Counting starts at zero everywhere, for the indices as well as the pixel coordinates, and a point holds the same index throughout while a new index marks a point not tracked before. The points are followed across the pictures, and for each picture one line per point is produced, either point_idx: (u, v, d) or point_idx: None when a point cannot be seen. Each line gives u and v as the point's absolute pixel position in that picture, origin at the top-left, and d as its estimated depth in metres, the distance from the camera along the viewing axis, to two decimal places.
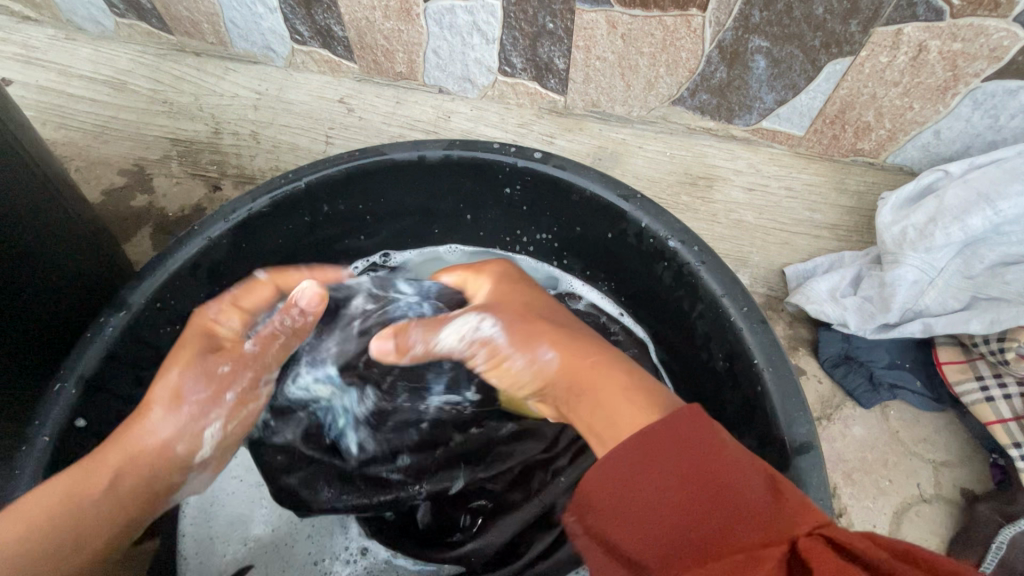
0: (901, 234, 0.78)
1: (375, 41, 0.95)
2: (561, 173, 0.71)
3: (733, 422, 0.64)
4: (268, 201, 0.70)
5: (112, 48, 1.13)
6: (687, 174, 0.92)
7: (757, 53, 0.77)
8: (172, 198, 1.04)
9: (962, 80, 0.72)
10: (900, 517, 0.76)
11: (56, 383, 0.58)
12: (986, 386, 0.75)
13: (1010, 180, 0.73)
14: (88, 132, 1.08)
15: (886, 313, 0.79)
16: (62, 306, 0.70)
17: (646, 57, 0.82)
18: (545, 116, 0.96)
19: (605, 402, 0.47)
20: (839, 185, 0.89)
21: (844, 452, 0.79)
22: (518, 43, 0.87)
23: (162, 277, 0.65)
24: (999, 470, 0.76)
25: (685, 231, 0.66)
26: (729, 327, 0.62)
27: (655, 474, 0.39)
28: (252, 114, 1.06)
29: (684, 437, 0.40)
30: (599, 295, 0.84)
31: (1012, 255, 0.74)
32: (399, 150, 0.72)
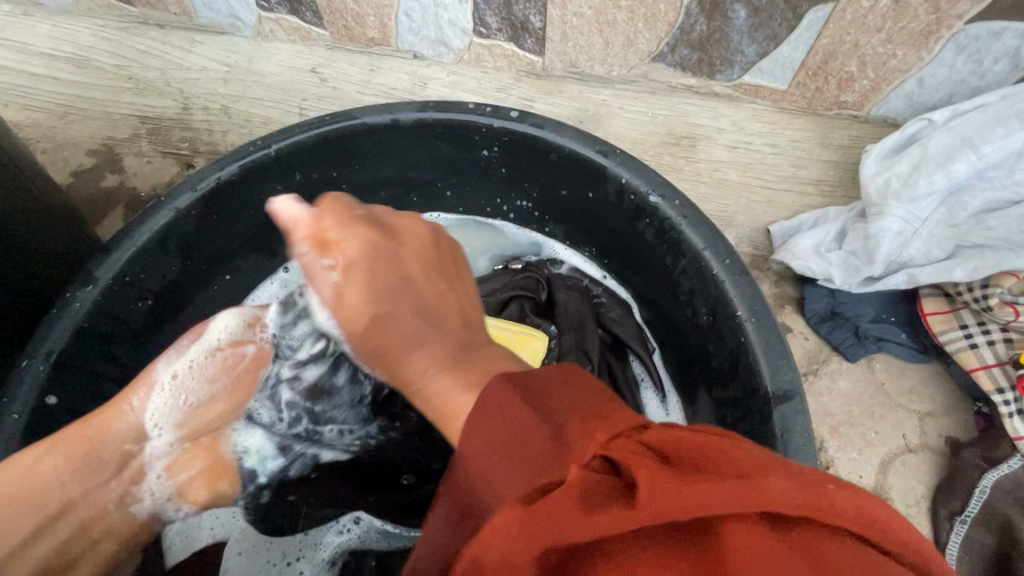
0: (885, 184, 0.77)
1: (344, 4, 0.91)
2: (539, 131, 0.69)
3: (717, 375, 0.64)
4: (237, 169, 0.68)
5: (72, 23, 1.08)
6: (670, 134, 0.90)
7: (737, 2, 0.74)
8: (143, 177, 1.02)
9: (944, 23, 0.71)
10: (886, 468, 0.76)
11: (25, 360, 0.56)
12: (971, 335, 0.75)
13: (994, 124, 0.72)
14: (53, 113, 1.05)
15: (871, 266, 0.78)
16: (32, 287, 0.68)
17: (624, 11, 0.80)
18: (523, 79, 0.94)
19: (444, 406, 0.42)
20: (823, 139, 0.88)
21: (831, 406, 0.79)
22: (492, 1, 0.84)
23: (130, 250, 0.63)
24: (983, 418, 0.77)
25: (665, 185, 0.65)
26: (711, 281, 0.61)
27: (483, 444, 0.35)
28: (222, 87, 1.03)
29: (484, 428, 0.36)
30: (581, 259, 0.82)
31: (997, 200, 0.74)
32: (371, 113, 0.70)
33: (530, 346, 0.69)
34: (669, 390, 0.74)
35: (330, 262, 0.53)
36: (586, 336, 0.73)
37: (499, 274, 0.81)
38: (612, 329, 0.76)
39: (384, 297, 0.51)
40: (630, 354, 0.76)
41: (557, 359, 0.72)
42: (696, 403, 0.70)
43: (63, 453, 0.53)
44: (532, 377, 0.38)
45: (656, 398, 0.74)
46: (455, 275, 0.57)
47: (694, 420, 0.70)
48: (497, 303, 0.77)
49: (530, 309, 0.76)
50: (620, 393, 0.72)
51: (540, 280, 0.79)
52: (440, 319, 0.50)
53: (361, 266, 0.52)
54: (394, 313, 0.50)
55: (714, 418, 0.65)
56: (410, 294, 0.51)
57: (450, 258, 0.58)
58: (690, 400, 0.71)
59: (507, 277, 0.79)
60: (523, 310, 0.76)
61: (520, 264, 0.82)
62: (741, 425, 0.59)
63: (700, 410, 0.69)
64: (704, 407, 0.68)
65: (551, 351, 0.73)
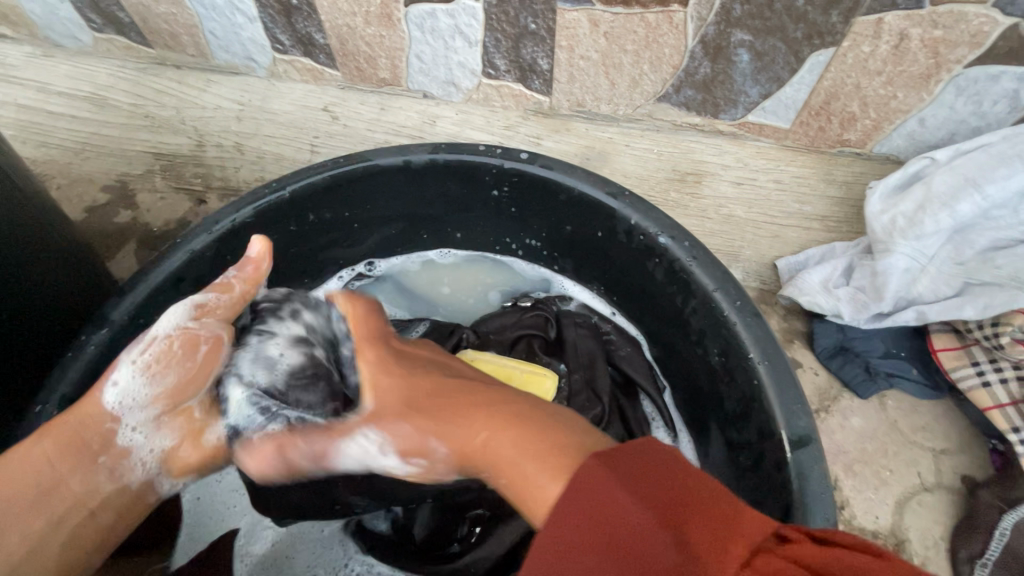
0: (891, 222, 0.78)
1: (356, 47, 0.93)
2: (549, 173, 0.70)
3: (731, 417, 0.63)
4: (252, 211, 0.69)
5: (89, 63, 1.08)
6: (676, 170, 0.93)
7: (740, 47, 0.77)
8: (157, 213, 1.06)
9: (944, 66, 0.72)
10: (902, 508, 0.75)
11: (38, 405, 0.56)
12: (982, 371, 0.75)
13: (997, 164, 0.72)
14: (68, 150, 1.10)
15: (880, 302, 0.79)
16: (50, 330, 0.69)
17: (630, 54, 0.82)
18: (531, 117, 0.96)
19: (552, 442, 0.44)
20: (827, 176, 0.89)
21: (844, 444, 0.79)
22: (501, 45, 0.86)
23: (144, 292, 0.63)
24: (999, 456, 0.76)
25: (674, 226, 0.66)
26: (723, 322, 0.61)
27: (585, 523, 0.37)
28: (236, 125, 1.05)
29: (613, 475, 0.38)
30: (590, 295, 0.83)
31: (1002, 239, 0.74)
32: (383, 156, 0.71)
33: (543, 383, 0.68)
34: (680, 429, 0.74)
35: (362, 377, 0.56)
36: (596, 376, 0.73)
37: (508, 311, 0.81)
38: (621, 368, 0.76)
39: (431, 408, 0.51)
40: (640, 393, 0.75)
41: (566, 400, 0.71)
42: (709, 443, 0.69)
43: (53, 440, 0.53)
44: (622, 451, 0.40)
45: (668, 438, 0.73)
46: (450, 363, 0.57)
47: (707, 461, 0.69)
48: (507, 341, 0.77)
49: (539, 348, 0.76)
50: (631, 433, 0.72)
51: (549, 318, 0.79)
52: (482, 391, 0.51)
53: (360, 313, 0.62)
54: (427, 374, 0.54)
55: (728, 459, 0.64)
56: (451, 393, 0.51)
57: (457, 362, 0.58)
58: (703, 440, 0.70)
59: (516, 315, 0.79)
60: (531, 348, 0.76)
61: (530, 300, 0.83)
62: (755, 470, 0.59)
63: (713, 450, 0.68)
64: (718, 448, 0.67)
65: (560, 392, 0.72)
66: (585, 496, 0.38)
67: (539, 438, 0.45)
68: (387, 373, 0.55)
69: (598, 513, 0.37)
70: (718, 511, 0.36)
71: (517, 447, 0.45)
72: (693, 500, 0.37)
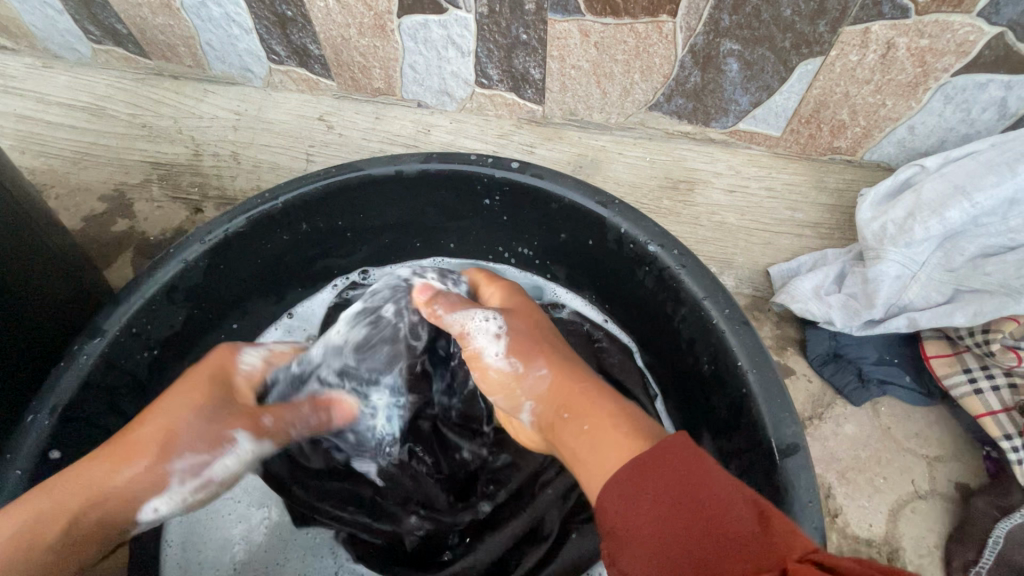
0: (881, 230, 0.79)
1: (351, 58, 0.94)
2: (539, 182, 0.70)
3: (721, 425, 0.63)
4: (245, 221, 0.69)
5: (89, 75, 1.11)
6: (668, 178, 0.92)
7: (729, 56, 0.77)
8: (153, 222, 1.04)
9: (931, 75, 0.73)
10: (896, 515, 0.75)
11: (30, 415, 0.56)
12: (974, 378, 0.75)
13: (986, 172, 0.74)
14: (67, 159, 1.08)
15: (871, 309, 0.78)
16: (45, 340, 0.69)
17: (620, 64, 0.83)
18: (524, 126, 0.97)
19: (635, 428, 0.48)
20: (819, 183, 0.90)
21: (837, 451, 0.78)
22: (493, 55, 0.87)
23: (138, 302, 0.64)
24: (993, 463, 0.76)
25: (664, 235, 0.66)
26: (712, 330, 0.62)
27: (656, 486, 0.41)
28: (232, 134, 1.06)
29: (676, 466, 0.42)
30: (583, 302, 0.83)
31: (992, 246, 0.74)
32: (375, 165, 0.72)
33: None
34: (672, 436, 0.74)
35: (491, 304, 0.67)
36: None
37: None
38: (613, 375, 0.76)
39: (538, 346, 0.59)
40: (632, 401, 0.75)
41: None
42: None
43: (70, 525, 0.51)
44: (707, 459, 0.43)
45: None
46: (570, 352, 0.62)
47: None
48: None
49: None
50: None
51: None
52: (580, 368, 0.58)
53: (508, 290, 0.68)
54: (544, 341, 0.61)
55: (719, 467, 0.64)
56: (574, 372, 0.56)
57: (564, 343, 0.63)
58: None
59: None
60: None
61: None
62: (745, 478, 0.59)
63: None
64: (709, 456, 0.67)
65: None
66: (664, 456, 0.43)
67: (614, 420, 0.50)
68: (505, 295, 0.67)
69: (672, 491, 0.41)
70: (780, 537, 0.38)
71: (595, 432, 0.49)
72: (767, 518, 0.39)
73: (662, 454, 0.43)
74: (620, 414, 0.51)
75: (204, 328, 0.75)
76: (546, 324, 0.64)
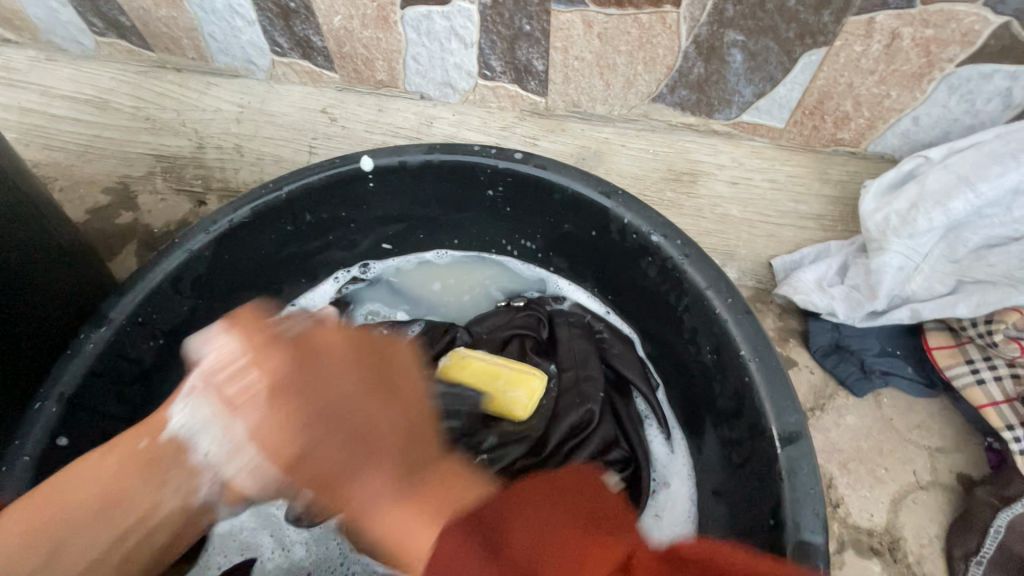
0: (884, 221, 0.78)
1: (353, 50, 0.94)
2: (542, 172, 0.71)
3: (723, 414, 0.64)
4: (249, 211, 0.70)
5: (92, 67, 1.09)
6: (670, 170, 0.94)
7: (733, 47, 0.77)
8: (157, 214, 1.08)
9: (936, 66, 0.73)
10: (898, 506, 0.75)
11: (37, 402, 0.57)
12: (976, 369, 0.75)
13: (991, 163, 0.72)
14: (71, 152, 1.12)
15: (874, 301, 0.79)
16: (55, 329, 0.70)
17: (624, 55, 0.83)
18: (528, 118, 0.96)
19: (434, 492, 0.53)
20: (822, 175, 0.89)
21: (839, 441, 0.79)
22: (496, 47, 0.87)
23: (143, 292, 0.64)
24: (994, 454, 0.76)
25: (667, 224, 0.66)
26: (715, 319, 0.62)
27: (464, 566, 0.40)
28: (235, 127, 1.06)
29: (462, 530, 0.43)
30: (585, 294, 0.83)
31: (996, 236, 0.74)
32: (379, 156, 0.72)
33: (525, 386, 0.69)
34: (675, 427, 0.74)
35: (240, 374, 0.57)
36: (587, 375, 0.73)
37: (501, 312, 0.81)
38: (616, 367, 0.76)
39: (317, 427, 0.56)
40: (634, 392, 0.75)
41: (555, 400, 0.72)
42: (702, 441, 0.69)
43: (117, 458, 0.54)
44: (530, 516, 0.44)
45: (661, 435, 0.73)
46: (396, 394, 0.61)
47: (701, 459, 0.70)
48: (499, 340, 0.78)
49: (532, 348, 0.76)
50: (624, 432, 0.72)
51: (541, 318, 0.80)
52: (359, 435, 0.56)
53: (246, 328, 0.59)
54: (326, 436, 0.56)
55: (722, 457, 0.65)
56: (344, 423, 0.56)
57: (386, 359, 0.64)
58: (696, 438, 0.71)
59: (508, 315, 0.80)
60: (523, 349, 0.76)
61: (523, 301, 0.83)
62: (748, 467, 0.59)
63: (706, 447, 0.68)
64: (712, 445, 0.67)
65: (550, 391, 0.73)
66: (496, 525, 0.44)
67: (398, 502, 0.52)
68: (242, 332, 0.59)
69: (447, 570, 0.41)
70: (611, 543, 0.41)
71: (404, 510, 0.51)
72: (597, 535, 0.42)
73: (506, 519, 0.44)
74: (419, 495, 0.52)
75: (208, 319, 0.75)
76: (405, 359, 0.66)
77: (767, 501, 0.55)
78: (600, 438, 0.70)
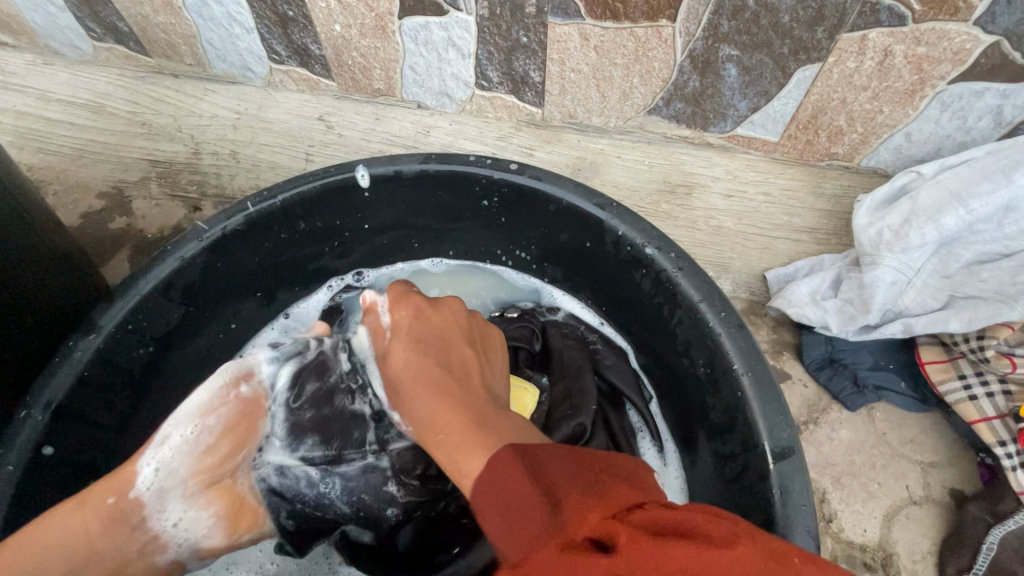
0: (877, 236, 0.79)
1: (351, 58, 0.95)
2: (537, 184, 0.71)
3: (716, 428, 0.63)
4: (243, 219, 0.69)
5: (89, 71, 1.11)
6: (666, 182, 0.93)
7: (728, 61, 0.78)
8: (151, 220, 1.04)
9: (928, 83, 0.73)
10: (890, 521, 0.75)
11: (22, 411, 0.56)
12: (968, 384, 0.75)
13: (981, 179, 0.74)
14: (65, 156, 1.08)
15: (867, 315, 0.79)
16: (43, 335, 0.70)
17: (620, 67, 0.83)
18: (523, 128, 0.97)
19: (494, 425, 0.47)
20: (817, 189, 0.90)
21: (832, 456, 0.79)
22: (493, 58, 0.87)
23: (134, 299, 0.64)
24: (986, 470, 0.75)
25: (661, 237, 0.66)
26: (708, 333, 0.62)
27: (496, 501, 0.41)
28: (231, 133, 1.06)
29: (507, 461, 0.42)
30: (580, 305, 0.83)
31: (987, 253, 0.75)
32: (375, 165, 0.72)
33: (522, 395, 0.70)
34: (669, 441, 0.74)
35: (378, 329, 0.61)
36: (579, 387, 0.73)
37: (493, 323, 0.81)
38: (610, 379, 0.75)
39: (429, 356, 0.55)
40: (627, 404, 0.75)
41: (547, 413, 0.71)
42: (695, 455, 0.69)
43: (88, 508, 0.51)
44: (541, 455, 0.43)
45: (654, 448, 0.73)
46: (484, 355, 0.57)
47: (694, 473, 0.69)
48: None
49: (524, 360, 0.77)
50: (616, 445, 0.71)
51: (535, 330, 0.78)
52: (454, 394, 0.51)
53: (408, 303, 0.60)
54: (394, 369, 0.56)
55: (715, 471, 0.64)
56: (436, 350, 0.55)
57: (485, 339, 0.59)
58: (689, 452, 0.70)
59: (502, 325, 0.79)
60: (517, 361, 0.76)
61: (516, 311, 0.82)
62: (738, 483, 0.59)
63: (699, 461, 0.68)
64: (704, 459, 0.67)
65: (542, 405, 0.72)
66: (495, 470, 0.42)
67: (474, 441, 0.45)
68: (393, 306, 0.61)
69: (514, 529, 0.39)
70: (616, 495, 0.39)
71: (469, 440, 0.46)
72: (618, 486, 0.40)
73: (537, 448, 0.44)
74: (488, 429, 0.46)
75: (199, 327, 0.74)
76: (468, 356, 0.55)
77: (759, 516, 0.55)
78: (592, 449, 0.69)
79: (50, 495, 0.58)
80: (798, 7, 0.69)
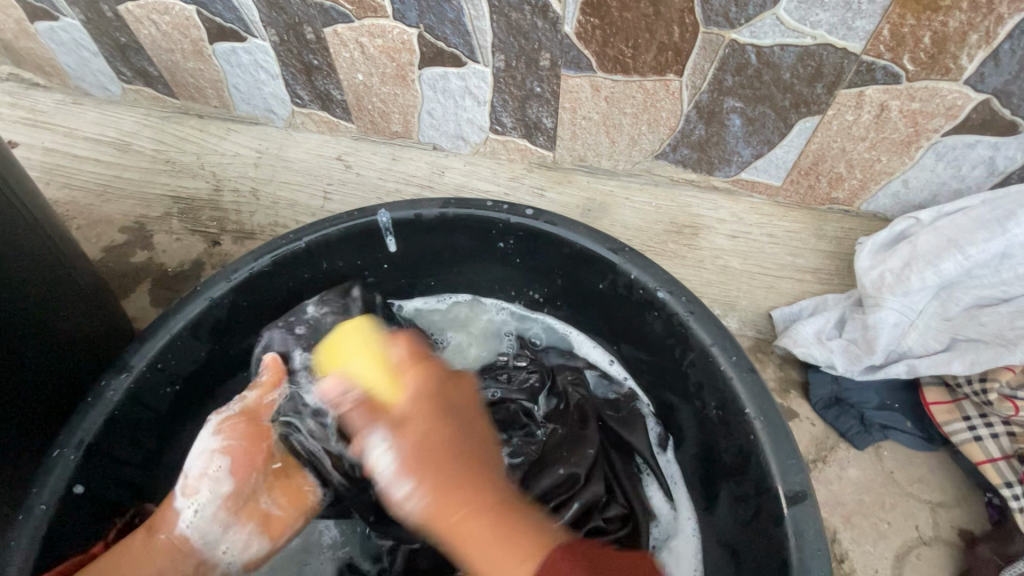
0: (879, 279, 0.82)
1: (371, 103, 0.99)
2: (552, 229, 0.74)
3: (729, 470, 0.65)
4: (269, 260, 0.72)
5: (117, 112, 1.17)
6: (673, 223, 0.96)
7: (732, 112, 0.82)
8: (172, 254, 1.04)
9: (923, 135, 0.77)
10: (901, 562, 0.75)
11: (56, 450, 0.58)
12: (973, 426, 0.77)
13: (977, 228, 0.78)
14: (90, 191, 1.10)
15: (872, 355, 0.81)
16: (73, 371, 0.72)
17: (629, 116, 0.88)
18: (535, 169, 1.01)
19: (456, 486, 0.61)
20: (818, 230, 0.94)
21: (841, 495, 0.79)
22: (508, 105, 0.92)
23: (163, 339, 0.66)
24: (995, 509, 0.76)
25: (672, 282, 0.69)
26: (719, 376, 0.64)
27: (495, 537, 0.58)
28: (252, 171, 1.09)
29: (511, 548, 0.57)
30: (591, 345, 0.85)
31: (986, 297, 0.78)
32: (397, 210, 0.76)
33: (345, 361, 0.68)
34: (675, 485, 0.75)
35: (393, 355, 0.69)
36: (581, 434, 0.74)
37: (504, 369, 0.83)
38: (615, 427, 0.76)
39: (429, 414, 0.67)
40: (635, 455, 0.75)
41: (542, 454, 0.74)
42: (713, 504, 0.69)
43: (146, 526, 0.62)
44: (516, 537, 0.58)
45: (662, 495, 0.73)
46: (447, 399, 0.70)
47: (708, 519, 0.70)
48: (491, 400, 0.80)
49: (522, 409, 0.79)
50: (623, 490, 0.72)
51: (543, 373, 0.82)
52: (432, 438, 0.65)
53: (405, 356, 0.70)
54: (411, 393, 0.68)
55: (731, 516, 0.65)
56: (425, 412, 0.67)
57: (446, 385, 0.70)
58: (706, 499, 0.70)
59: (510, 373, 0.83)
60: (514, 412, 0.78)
61: (523, 359, 0.84)
62: (753, 526, 0.60)
63: (718, 510, 0.68)
64: (723, 507, 0.67)
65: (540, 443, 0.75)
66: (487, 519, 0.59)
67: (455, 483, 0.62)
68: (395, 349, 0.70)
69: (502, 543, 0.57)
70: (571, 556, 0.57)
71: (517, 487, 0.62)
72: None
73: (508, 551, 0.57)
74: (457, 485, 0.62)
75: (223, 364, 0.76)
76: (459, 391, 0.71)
77: (774, 559, 0.56)
78: (589, 496, 0.70)
79: (77, 534, 0.59)
80: (798, 65, 0.73)
